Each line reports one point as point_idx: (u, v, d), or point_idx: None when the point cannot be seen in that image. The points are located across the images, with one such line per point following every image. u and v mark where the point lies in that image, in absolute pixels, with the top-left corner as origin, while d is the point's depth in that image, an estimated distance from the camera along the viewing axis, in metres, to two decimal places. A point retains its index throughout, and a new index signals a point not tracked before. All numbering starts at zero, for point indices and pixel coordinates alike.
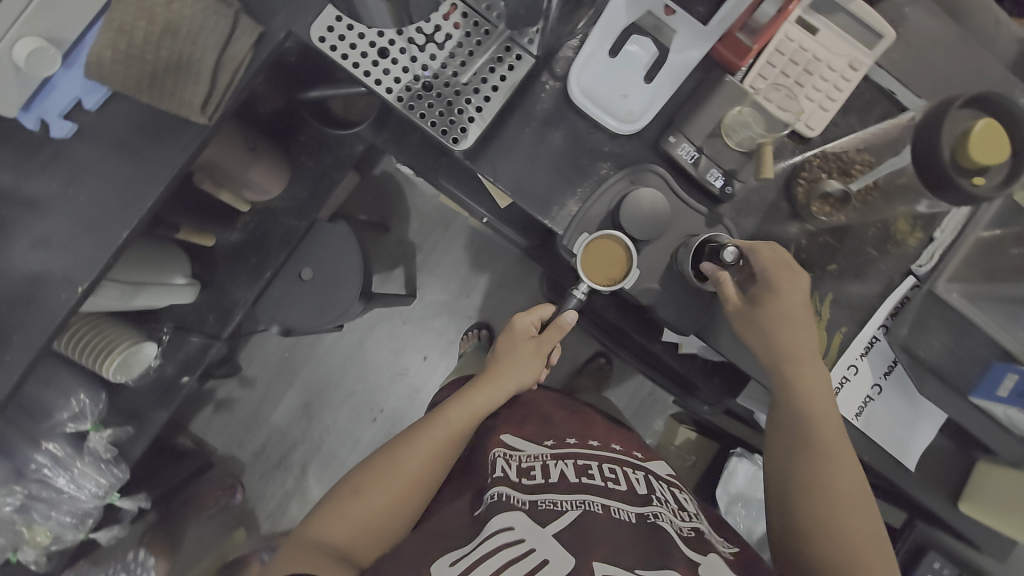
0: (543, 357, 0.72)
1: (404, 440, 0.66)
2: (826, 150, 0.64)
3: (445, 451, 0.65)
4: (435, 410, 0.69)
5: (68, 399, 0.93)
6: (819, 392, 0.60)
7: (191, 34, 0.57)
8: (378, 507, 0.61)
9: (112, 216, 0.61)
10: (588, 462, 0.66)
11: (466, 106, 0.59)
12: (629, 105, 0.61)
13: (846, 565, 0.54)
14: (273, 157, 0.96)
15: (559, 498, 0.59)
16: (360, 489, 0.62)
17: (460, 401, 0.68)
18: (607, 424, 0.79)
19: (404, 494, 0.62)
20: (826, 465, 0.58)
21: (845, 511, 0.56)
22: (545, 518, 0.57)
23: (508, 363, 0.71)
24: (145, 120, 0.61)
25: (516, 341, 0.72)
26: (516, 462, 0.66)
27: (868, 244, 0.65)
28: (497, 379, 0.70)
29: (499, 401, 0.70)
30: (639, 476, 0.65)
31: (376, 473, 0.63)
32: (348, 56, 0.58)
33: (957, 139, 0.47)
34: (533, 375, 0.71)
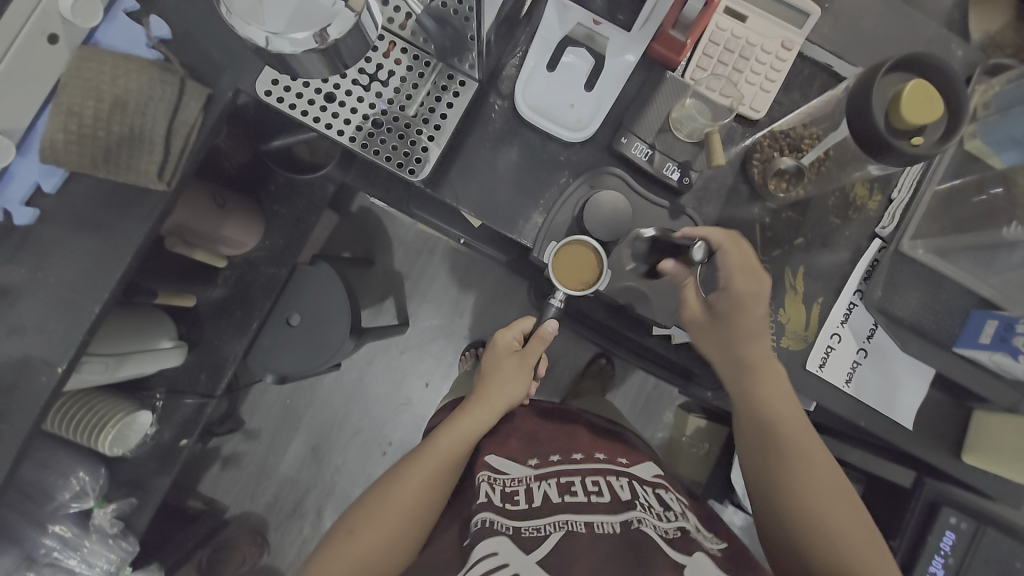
0: (530, 368, 0.73)
1: (397, 474, 0.66)
2: (774, 129, 0.65)
3: (436, 480, 0.65)
4: (425, 440, 0.69)
5: (68, 478, 0.92)
6: (784, 394, 0.64)
7: (140, 106, 0.58)
8: (373, 544, 0.60)
9: (83, 292, 0.62)
10: (571, 479, 0.67)
11: (418, 137, 0.61)
12: (577, 114, 0.63)
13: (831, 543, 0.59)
14: (244, 211, 0.98)
15: (543, 521, 0.60)
16: (354, 529, 0.62)
17: (449, 427, 0.69)
18: (593, 433, 0.80)
19: (399, 528, 0.62)
20: (800, 460, 0.63)
21: (819, 496, 0.61)
22: (529, 544, 0.56)
23: (493, 379, 0.72)
24: (105, 194, 0.62)
25: (497, 359, 0.73)
26: (501, 486, 0.67)
27: (830, 214, 0.67)
28: (485, 399, 0.71)
29: (490, 421, 0.70)
30: (623, 483, 0.66)
31: (370, 510, 0.63)
32: (295, 105, 0.60)
33: (889, 103, 0.49)
34: (517, 391, 0.72)
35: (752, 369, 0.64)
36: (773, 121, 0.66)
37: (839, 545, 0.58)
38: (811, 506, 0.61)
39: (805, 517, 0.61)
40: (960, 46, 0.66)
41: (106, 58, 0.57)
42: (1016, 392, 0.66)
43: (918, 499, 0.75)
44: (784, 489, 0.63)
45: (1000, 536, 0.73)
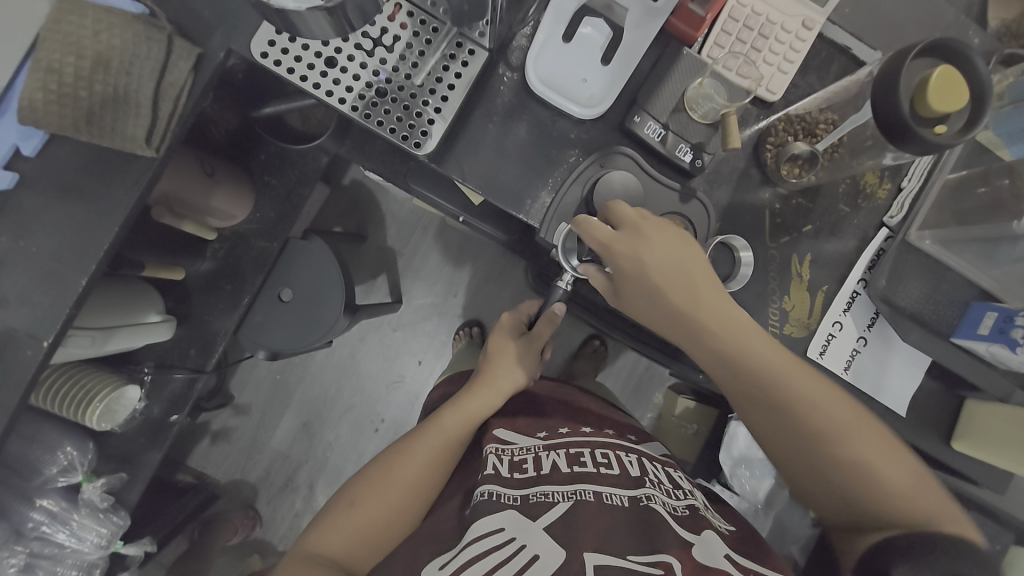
0: (535, 354, 0.74)
1: (401, 448, 0.66)
2: (790, 112, 0.64)
3: (441, 457, 0.65)
4: (431, 417, 0.69)
5: (55, 453, 0.89)
6: (743, 332, 0.57)
7: (125, 63, 0.54)
8: (376, 516, 0.60)
9: (68, 263, 0.59)
10: (580, 450, 0.66)
11: (425, 108, 0.58)
12: (590, 89, 0.60)
13: (858, 472, 0.54)
14: (233, 181, 0.93)
15: (550, 489, 0.60)
16: (356, 502, 0.61)
17: (456, 407, 0.68)
18: (596, 411, 0.80)
19: (403, 500, 0.62)
20: (794, 395, 0.56)
21: (837, 434, 0.55)
22: (536, 511, 0.57)
23: (500, 362, 0.72)
24: (90, 158, 0.58)
25: (506, 342, 0.74)
26: (509, 456, 0.67)
27: (839, 202, 0.66)
28: (493, 382, 0.70)
29: (496, 404, 0.70)
30: (632, 459, 0.67)
31: (373, 482, 0.62)
32: (294, 70, 0.56)
33: (914, 89, 0.48)
34: (525, 374, 0.72)
35: (704, 325, 0.57)
36: (789, 104, 0.65)
37: (870, 472, 0.54)
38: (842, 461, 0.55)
39: (840, 475, 0.55)
40: (977, 33, 0.65)
41: (87, 10, 0.53)
42: (1008, 381, 0.68)
43: None
44: (807, 453, 0.56)
45: (978, 517, 0.76)
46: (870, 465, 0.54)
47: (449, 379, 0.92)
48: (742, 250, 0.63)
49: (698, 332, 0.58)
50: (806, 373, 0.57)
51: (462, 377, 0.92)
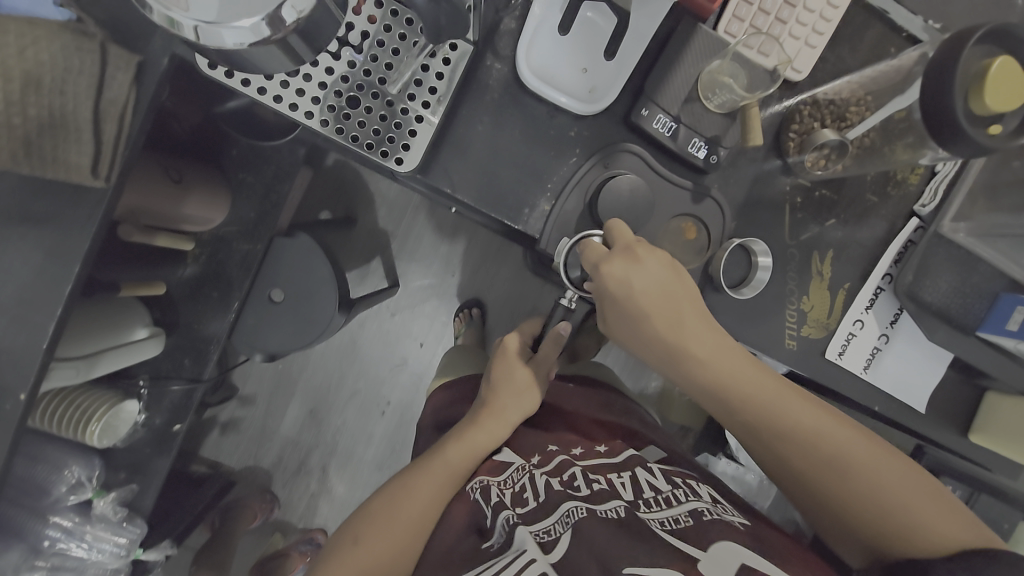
0: (541, 381, 0.73)
1: (405, 484, 0.65)
2: (817, 95, 0.56)
3: (447, 491, 0.65)
4: (434, 448, 0.68)
5: (62, 471, 0.89)
6: (731, 356, 0.54)
7: (57, 82, 0.47)
8: (381, 553, 0.60)
9: (35, 307, 0.54)
10: (573, 471, 0.65)
11: (404, 117, 0.51)
12: (590, 82, 0.53)
13: (869, 496, 0.51)
14: (206, 182, 0.86)
15: (551, 523, 0.58)
16: (361, 539, 0.61)
17: (460, 440, 0.67)
18: (594, 419, 0.77)
19: (408, 536, 0.61)
20: (793, 417, 0.53)
21: (844, 456, 0.52)
22: (546, 545, 0.55)
23: (508, 393, 0.70)
24: (42, 186, 0.53)
25: (511, 366, 0.72)
26: (509, 487, 0.65)
27: (866, 190, 0.60)
28: (500, 414, 0.69)
29: (502, 435, 0.69)
30: (625, 479, 0.63)
31: (377, 520, 0.62)
32: (249, 80, 0.49)
33: (968, 83, 0.41)
34: (532, 403, 0.71)
35: (694, 352, 0.53)
36: (815, 84, 0.57)
37: (881, 496, 0.51)
38: (869, 498, 0.51)
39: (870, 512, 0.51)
40: None
41: (8, 23, 0.45)
42: None
43: None
44: (825, 486, 0.53)
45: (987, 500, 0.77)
46: (880, 487, 0.51)
47: (449, 383, 0.91)
48: (760, 254, 0.58)
49: (689, 359, 0.54)
50: (820, 411, 0.54)
51: (464, 382, 0.91)
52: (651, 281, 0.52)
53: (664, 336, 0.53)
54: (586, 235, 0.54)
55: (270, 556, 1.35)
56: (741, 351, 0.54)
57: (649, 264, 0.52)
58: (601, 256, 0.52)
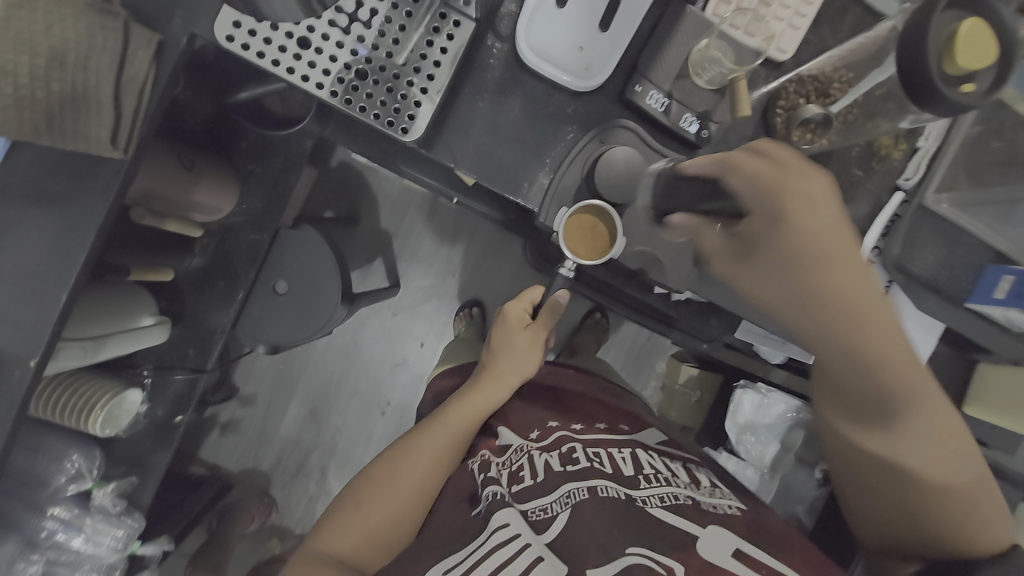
0: (539, 347, 0.76)
1: (406, 447, 0.67)
2: (801, 73, 0.59)
3: (448, 452, 0.66)
4: (435, 413, 0.70)
5: (61, 462, 0.89)
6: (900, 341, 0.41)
7: (81, 59, 0.49)
8: (383, 516, 0.61)
9: (48, 278, 0.55)
10: (572, 447, 0.65)
11: (410, 90, 0.54)
12: (587, 58, 0.56)
13: (963, 509, 0.46)
14: (215, 172, 0.89)
15: (548, 501, 0.59)
16: (363, 502, 0.62)
17: (461, 402, 0.69)
18: (592, 400, 0.79)
19: (410, 498, 0.62)
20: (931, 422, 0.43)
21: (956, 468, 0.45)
22: (539, 527, 0.57)
23: (507, 356, 0.74)
24: (61, 162, 0.55)
25: (511, 334, 0.76)
26: (506, 467, 0.66)
27: (851, 165, 0.63)
28: (500, 376, 0.73)
29: (503, 397, 0.72)
30: (625, 455, 0.64)
31: (379, 484, 0.63)
32: (264, 54, 0.51)
33: (940, 47, 0.44)
34: (531, 366, 0.75)
35: (862, 328, 0.40)
36: (799, 64, 0.60)
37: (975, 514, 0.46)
38: (964, 511, 0.46)
39: (954, 527, 0.46)
40: None
41: (37, 2, 0.47)
42: None
43: None
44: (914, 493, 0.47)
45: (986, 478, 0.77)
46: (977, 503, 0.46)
47: (449, 372, 0.92)
48: None
49: (850, 342, 0.41)
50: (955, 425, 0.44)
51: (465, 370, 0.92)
52: (805, 228, 0.41)
53: (825, 306, 0.41)
54: (581, 203, 0.59)
55: (267, 559, 1.34)
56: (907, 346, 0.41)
57: (816, 208, 0.42)
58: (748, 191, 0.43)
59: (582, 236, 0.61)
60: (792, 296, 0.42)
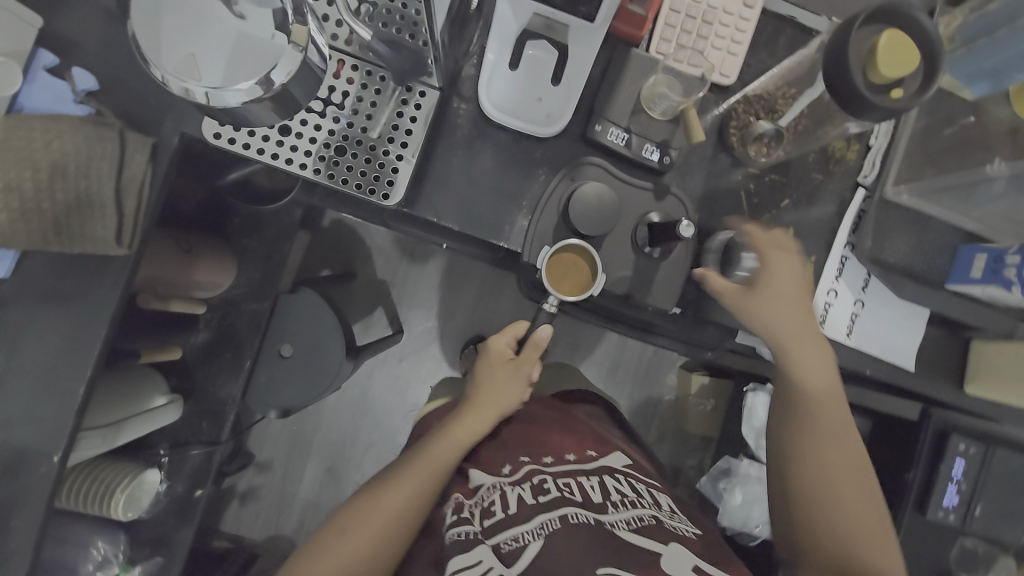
0: (524, 377, 0.77)
1: (390, 478, 0.68)
2: (747, 94, 0.63)
3: (428, 486, 0.68)
4: (422, 445, 0.72)
5: (87, 550, 0.89)
6: (820, 363, 0.62)
7: (82, 168, 0.53)
8: (363, 544, 0.63)
9: (65, 374, 0.58)
10: (543, 479, 0.69)
11: (386, 157, 0.58)
12: (546, 108, 0.60)
13: (834, 507, 0.61)
14: (213, 251, 0.93)
15: (519, 531, 0.62)
16: (346, 529, 0.64)
17: (448, 434, 0.72)
18: (563, 427, 0.80)
19: (390, 528, 0.65)
20: (830, 430, 0.62)
21: (841, 472, 0.61)
22: (511, 558, 0.59)
23: (490, 388, 0.76)
24: (67, 265, 0.58)
25: (495, 367, 0.77)
26: (479, 504, 0.69)
27: (811, 170, 0.66)
28: (481, 408, 0.74)
29: (483, 428, 0.74)
30: (593, 483, 0.68)
31: (363, 510, 0.66)
32: (250, 144, 0.56)
33: (864, 60, 0.47)
34: (513, 398, 0.76)
35: (803, 339, 0.61)
36: (745, 85, 0.64)
37: (843, 518, 0.60)
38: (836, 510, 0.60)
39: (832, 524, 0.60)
40: None
41: (35, 121, 0.52)
42: (1008, 317, 0.69)
43: (927, 430, 0.77)
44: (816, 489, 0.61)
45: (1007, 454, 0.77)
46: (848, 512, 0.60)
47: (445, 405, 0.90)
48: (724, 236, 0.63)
49: (786, 348, 0.61)
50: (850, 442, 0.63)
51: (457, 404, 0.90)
52: (779, 280, 0.61)
53: (781, 323, 0.60)
54: (558, 245, 0.61)
55: None
56: (830, 366, 0.62)
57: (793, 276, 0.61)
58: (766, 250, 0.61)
59: (555, 270, 0.62)
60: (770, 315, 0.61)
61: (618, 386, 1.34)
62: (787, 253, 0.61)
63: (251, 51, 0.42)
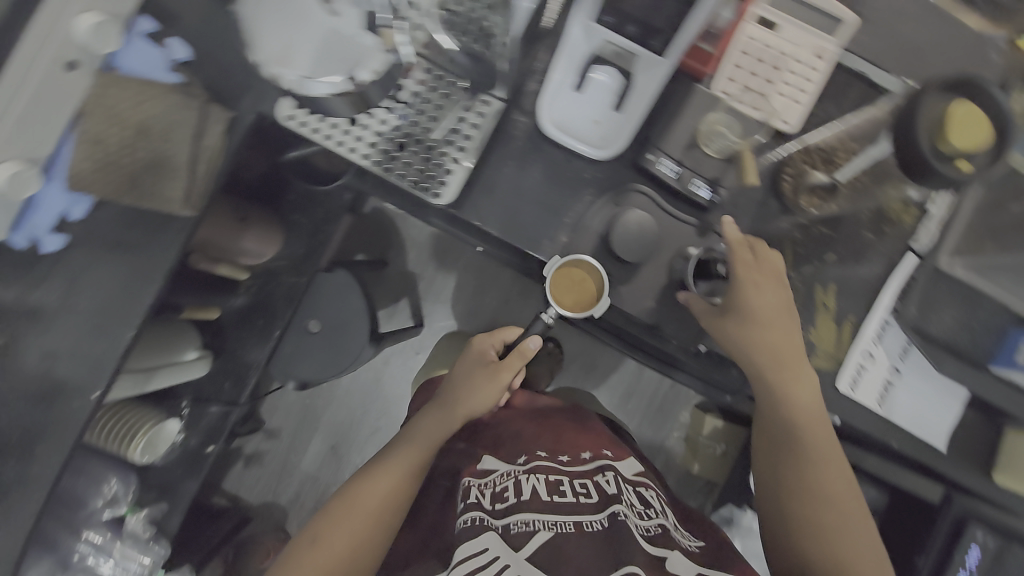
0: (503, 377, 0.77)
1: (364, 481, 0.71)
2: (808, 143, 0.63)
3: (400, 488, 0.70)
4: (395, 448, 0.75)
5: (100, 485, 0.94)
6: (803, 399, 0.60)
7: (165, 131, 0.58)
8: (340, 545, 0.66)
9: (113, 318, 0.63)
10: (559, 478, 0.67)
11: (443, 159, 0.60)
12: (602, 131, 0.62)
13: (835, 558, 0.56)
14: (265, 222, 0.99)
15: (530, 517, 0.60)
16: (322, 534, 0.67)
17: (420, 437, 0.75)
18: (575, 428, 0.80)
19: (365, 528, 0.67)
20: (820, 468, 0.60)
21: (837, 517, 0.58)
22: (518, 542, 0.58)
23: (463, 388, 0.78)
24: (131, 217, 0.62)
25: (469, 366, 0.80)
26: (490, 487, 0.67)
27: (864, 228, 0.64)
28: (452, 407, 0.76)
29: (454, 425, 0.76)
30: (609, 479, 0.68)
31: (338, 514, 0.68)
32: (319, 130, 0.59)
33: (934, 123, 0.48)
34: (489, 399, 0.77)
35: (788, 374, 0.59)
36: (805, 134, 0.64)
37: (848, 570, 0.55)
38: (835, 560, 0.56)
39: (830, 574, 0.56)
40: (999, 50, 0.63)
41: (131, 83, 0.57)
42: None
43: (944, 516, 0.74)
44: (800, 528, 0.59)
45: None
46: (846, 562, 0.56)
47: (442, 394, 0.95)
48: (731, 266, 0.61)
49: (765, 378, 0.60)
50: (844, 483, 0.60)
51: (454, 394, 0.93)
52: (762, 305, 0.58)
53: (758, 355, 0.59)
54: (569, 258, 0.62)
55: None
56: (813, 401, 0.60)
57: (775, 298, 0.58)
58: (744, 267, 0.58)
59: (561, 283, 0.62)
60: (749, 348, 0.59)
61: (629, 414, 1.33)
62: (768, 269, 0.58)
63: (348, 55, 0.51)
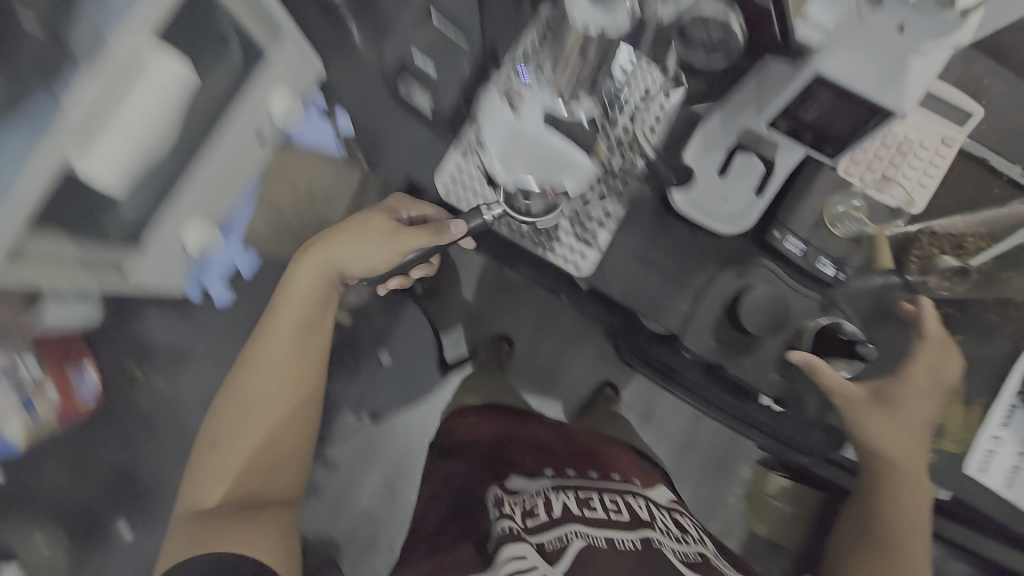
0: (396, 242, 0.66)
1: (253, 354, 0.70)
2: (935, 227, 0.65)
3: (314, 371, 0.69)
4: (274, 314, 0.70)
5: None
6: (914, 472, 0.64)
7: None
8: (253, 435, 0.65)
9: (259, 365, 0.68)
10: (589, 495, 0.68)
11: (585, 234, 0.64)
12: (730, 209, 0.64)
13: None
14: None
15: (564, 531, 0.59)
16: (223, 431, 0.66)
17: (294, 277, 0.68)
18: (611, 455, 0.84)
19: (297, 421, 0.68)
20: (906, 517, 0.66)
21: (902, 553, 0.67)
22: (553, 557, 0.56)
23: (355, 228, 0.68)
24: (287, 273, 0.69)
25: (368, 222, 0.67)
26: (520, 504, 0.68)
27: (991, 311, 0.66)
28: (339, 251, 0.67)
29: (335, 265, 0.68)
30: (641, 504, 0.68)
31: (249, 378, 0.68)
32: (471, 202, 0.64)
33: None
34: (374, 245, 0.67)
35: (901, 442, 0.64)
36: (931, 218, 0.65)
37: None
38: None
39: None
40: None
41: None
42: None
43: None
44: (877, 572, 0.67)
45: None
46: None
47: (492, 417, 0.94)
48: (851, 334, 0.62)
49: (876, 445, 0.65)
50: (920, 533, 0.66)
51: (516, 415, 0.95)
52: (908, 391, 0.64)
53: (889, 431, 0.64)
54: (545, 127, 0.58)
55: None
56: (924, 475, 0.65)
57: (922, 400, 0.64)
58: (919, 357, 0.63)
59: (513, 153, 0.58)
60: (887, 426, 0.64)
61: (687, 465, 1.24)
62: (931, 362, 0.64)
63: (551, 157, 0.57)
